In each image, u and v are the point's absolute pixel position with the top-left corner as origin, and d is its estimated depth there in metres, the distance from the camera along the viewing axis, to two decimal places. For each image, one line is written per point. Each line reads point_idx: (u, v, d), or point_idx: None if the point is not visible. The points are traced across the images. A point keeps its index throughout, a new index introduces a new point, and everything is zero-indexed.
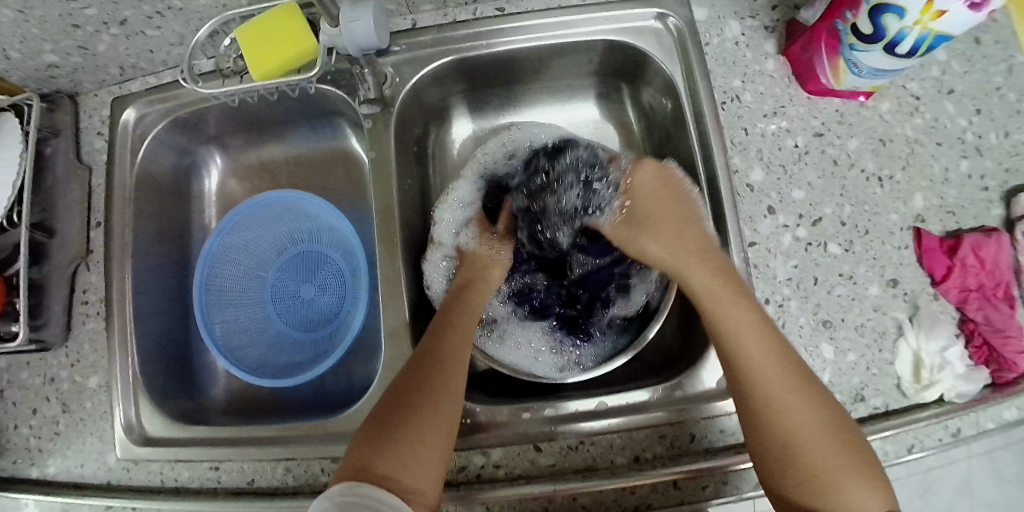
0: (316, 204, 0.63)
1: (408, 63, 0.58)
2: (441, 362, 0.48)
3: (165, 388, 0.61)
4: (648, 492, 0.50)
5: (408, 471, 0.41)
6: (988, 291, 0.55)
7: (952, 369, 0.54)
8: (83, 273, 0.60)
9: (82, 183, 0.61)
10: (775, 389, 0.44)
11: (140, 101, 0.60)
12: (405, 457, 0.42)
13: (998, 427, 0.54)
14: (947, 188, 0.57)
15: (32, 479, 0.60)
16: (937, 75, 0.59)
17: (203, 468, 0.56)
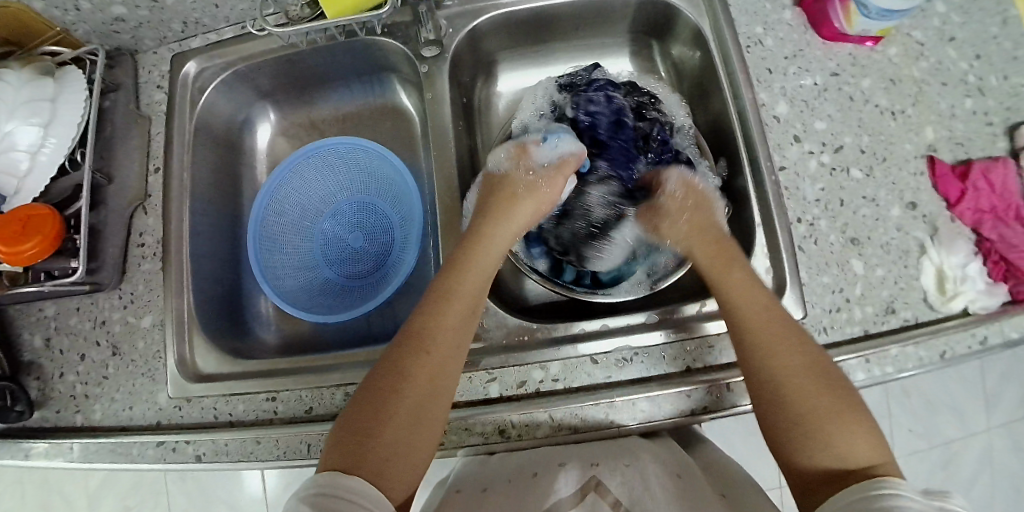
0: (370, 153, 0.67)
1: (459, 17, 0.62)
2: (424, 349, 0.47)
3: (216, 328, 0.62)
4: (703, 396, 0.52)
5: (389, 459, 0.42)
6: (1000, 212, 0.59)
7: (974, 281, 0.57)
8: (139, 217, 0.62)
9: (141, 132, 0.63)
10: (790, 383, 0.45)
11: (202, 56, 0.64)
12: (389, 457, 0.42)
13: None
14: (954, 123, 0.61)
15: (75, 427, 0.58)
16: (938, 25, 0.63)
17: (257, 401, 0.56)
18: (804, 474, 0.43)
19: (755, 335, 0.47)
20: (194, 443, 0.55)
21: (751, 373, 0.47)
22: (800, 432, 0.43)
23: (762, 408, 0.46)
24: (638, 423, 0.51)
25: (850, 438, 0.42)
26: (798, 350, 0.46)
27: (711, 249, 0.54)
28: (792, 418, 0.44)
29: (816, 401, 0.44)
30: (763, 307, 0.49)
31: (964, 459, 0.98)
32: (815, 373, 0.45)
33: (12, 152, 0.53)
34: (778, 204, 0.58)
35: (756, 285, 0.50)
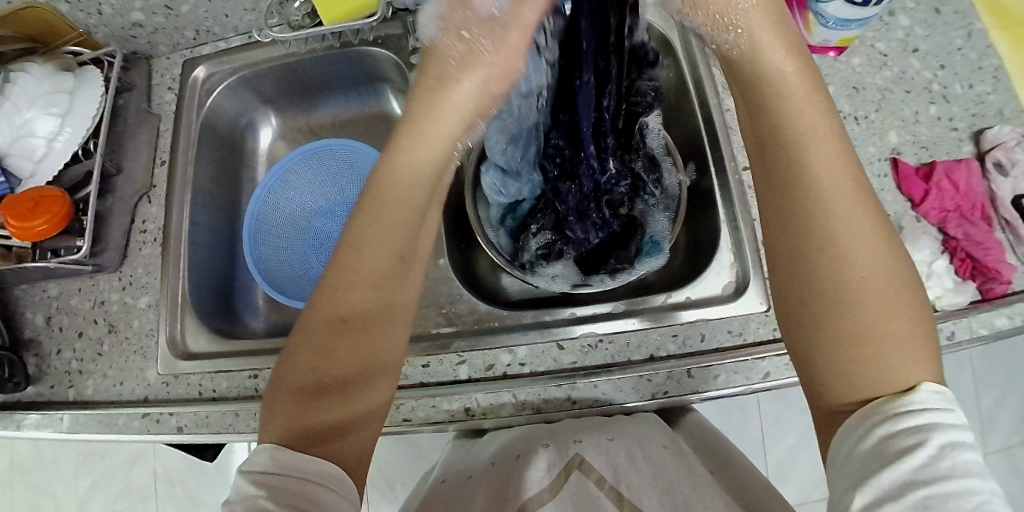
0: (361, 154, 0.71)
1: None
2: (365, 298, 0.40)
3: (208, 312, 0.66)
4: (665, 380, 0.53)
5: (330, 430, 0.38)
6: (965, 211, 0.61)
7: (940, 278, 0.58)
8: (144, 205, 0.66)
9: (150, 128, 0.68)
10: (861, 277, 0.36)
11: (211, 62, 0.70)
12: (353, 423, 0.39)
13: (991, 334, 0.57)
14: (918, 127, 0.63)
15: (67, 401, 0.61)
16: (901, 37, 0.66)
17: (240, 378, 0.59)
18: (833, 396, 0.37)
19: (831, 221, 0.37)
20: (176, 415, 0.58)
21: (813, 260, 0.38)
22: (848, 342, 0.36)
23: (812, 307, 0.38)
24: (599, 405, 0.53)
25: (908, 360, 0.35)
26: (874, 245, 0.37)
27: (808, 103, 0.39)
28: (853, 329, 0.36)
29: (881, 310, 0.36)
30: (846, 181, 0.38)
31: None
32: (886, 272, 0.37)
33: (29, 138, 0.58)
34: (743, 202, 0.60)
35: (848, 158, 0.39)
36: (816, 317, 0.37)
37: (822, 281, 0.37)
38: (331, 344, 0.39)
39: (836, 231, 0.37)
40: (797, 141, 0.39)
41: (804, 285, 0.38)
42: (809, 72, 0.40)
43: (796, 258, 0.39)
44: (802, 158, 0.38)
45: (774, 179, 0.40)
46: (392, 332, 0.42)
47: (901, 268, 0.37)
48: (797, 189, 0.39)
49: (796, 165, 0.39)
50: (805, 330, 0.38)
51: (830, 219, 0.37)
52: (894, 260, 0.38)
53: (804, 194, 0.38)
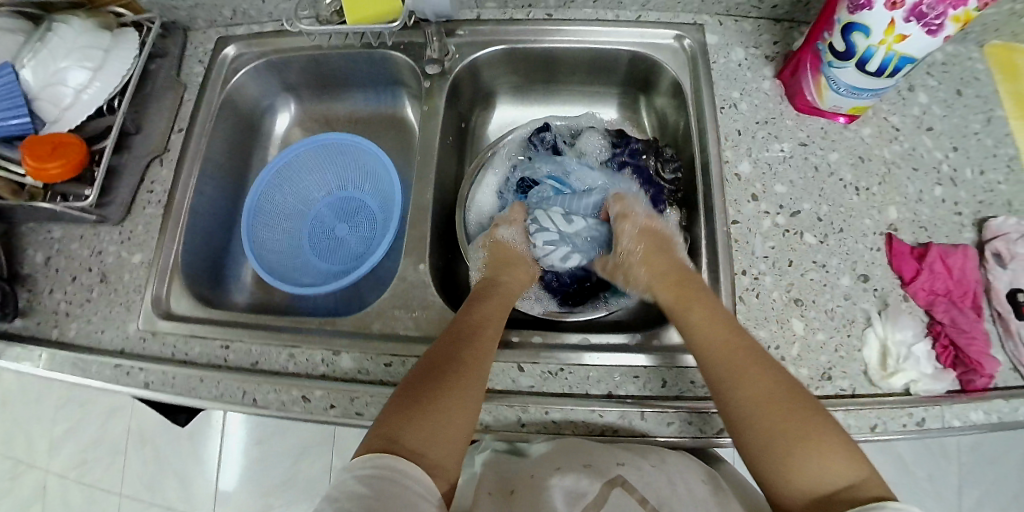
0: (369, 154, 0.75)
1: (467, 45, 0.70)
2: (457, 343, 0.52)
3: (196, 278, 0.68)
4: (615, 419, 0.53)
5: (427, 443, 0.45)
6: (955, 297, 0.59)
7: (918, 363, 0.57)
8: (155, 167, 0.70)
9: (176, 94, 0.71)
10: (766, 399, 0.47)
11: (242, 43, 0.74)
12: (435, 421, 0.46)
13: (964, 426, 0.55)
14: (920, 207, 0.63)
15: (49, 339, 0.63)
16: (917, 113, 0.67)
17: (212, 346, 0.61)
18: (788, 500, 0.44)
19: (729, 365, 0.50)
20: (145, 371, 0.59)
21: (726, 403, 0.48)
22: (775, 455, 0.45)
23: (746, 439, 0.47)
24: (547, 434, 0.53)
25: (830, 459, 0.44)
26: (762, 378, 0.48)
27: (686, 294, 0.56)
28: (772, 435, 0.46)
29: (791, 427, 0.45)
30: (727, 335, 0.51)
31: None
32: (786, 396, 0.47)
33: (58, 86, 0.61)
34: (725, 254, 0.60)
35: (723, 320, 0.53)
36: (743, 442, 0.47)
37: (745, 416, 0.47)
38: (441, 387, 0.48)
39: (734, 372, 0.49)
40: (691, 327, 0.53)
41: (728, 420, 0.48)
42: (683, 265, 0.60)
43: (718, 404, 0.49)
44: (693, 332, 0.53)
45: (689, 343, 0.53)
46: (477, 373, 0.50)
47: (793, 390, 0.48)
48: (702, 358, 0.51)
49: (696, 342, 0.52)
50: (748, 457, 0.47)
51: (722, 388, 0.49)
52: (791, 386, 0.48)
53: (706, 354, 0.51)
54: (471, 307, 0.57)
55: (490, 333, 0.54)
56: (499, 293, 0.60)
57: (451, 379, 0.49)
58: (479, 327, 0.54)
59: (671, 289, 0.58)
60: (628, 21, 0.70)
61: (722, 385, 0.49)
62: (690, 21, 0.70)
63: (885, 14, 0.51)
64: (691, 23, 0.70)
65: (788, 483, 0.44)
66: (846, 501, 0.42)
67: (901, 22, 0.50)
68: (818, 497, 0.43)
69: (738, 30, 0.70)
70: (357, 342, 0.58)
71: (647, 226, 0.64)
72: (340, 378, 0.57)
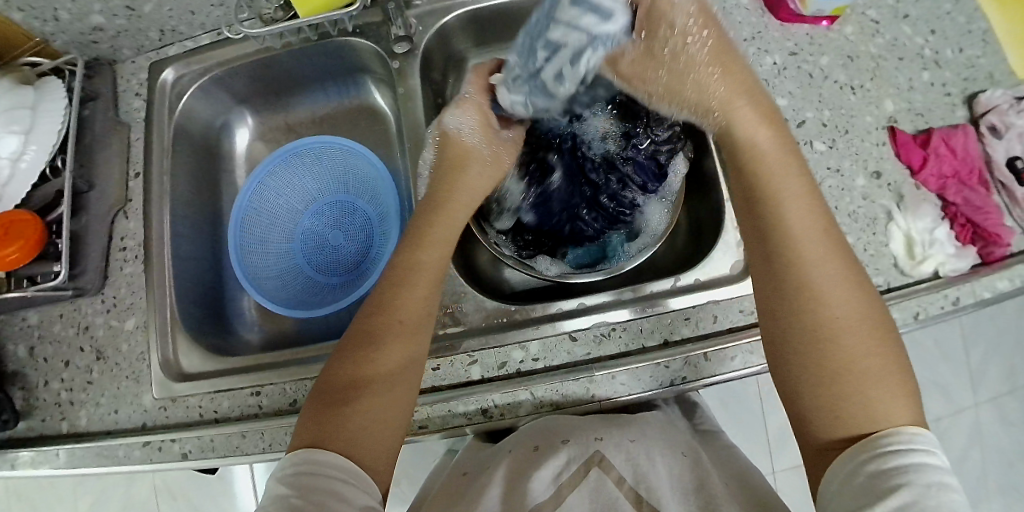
0: (348, 150, 0.68)
1: (429, 15, 0.64)
2: (383, 323, 0.47)
3: (199, 326, 0.63)
4: (682, 366, 0.52)
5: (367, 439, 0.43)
6: (963, 177, 0.61)
7: (942, 245, 0.58)
8: (121, 221, 0.63)
9: (121, 138, 0.64)
10: (848, 316, 0.43)
11: (179, 62, 0.65)
12: (358, 422, 0.43)
13: (992, 297, 0.58)
14: (913, 94, 0.64)
15: (63, 433, 0.60)
16: (892, 3, 0.67)
17: (242, 396, 0.56)
18: (819, 426, 0.43)
19: (808, 277, 0.44)
20: (179, 441, 0.56)
21: (809, 313, 0.43)
22: (838, 388, 0.42)
23: (808, 363, 0.43)
24: (619, 397, 0.52)
25: (894, 399, 0.41)
26: (848, 299, 0.44)
27: (787, 168, 0.48)
28: (849, 361, 0.42)
29: (868, 359, 0.42)
30: (822, 229, 0.46)
31: (954, 430, 1.02)
32: (864, 317, 0.43)
33: None
34: None
35: (824, 233, 0.46)
36: (801, 371, 0.44)
37: (813, 332, 0.43)
38: (369, 360, 0.45)
39: (823, 275, 0.44)
40: (785, 222, 0.46)
41: (802, 334, 0.44)
42: (791, 141, 0.50)
43: (784, 317, 0.45)
44: (784, 224, 0.46)
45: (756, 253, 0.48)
46: (405, 350, 0.46)
47: (881, 317, 0.44)
48: (778, 265, 0.46)
49: (783, 249, 0.46)
50: (791, 377, 0.44)
51: (814, 288, 0.44)
52: (874, 314, 0.44)
53: (794, 256, 0.45)
54: (397, 268, 0.50)
55: (420, 290, 0.49)
56: (459, 201, 0.56)
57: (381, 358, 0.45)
58: (405, 282, 0.49)
59: (753, 165, 0.49)
60: None
61: (808, 287, 0.44)
62: None
63: None
64: None
65: (840, 408, 0.42)
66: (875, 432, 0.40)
67: None
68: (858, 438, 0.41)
69: None
70: None
71: (716, 43, 0.52)
72: None
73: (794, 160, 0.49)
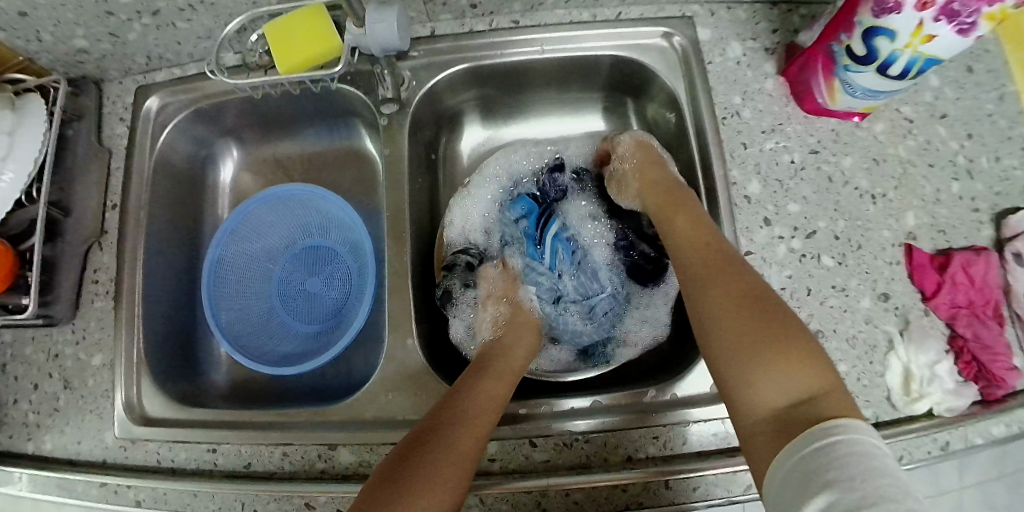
0: (329, 200, 0.65)
1: (424, 68, 0.60)
2: (449, 411, 0.46)
3: (166, 370, 0.62)
4: (641, 490, 0.50)
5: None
6: (978, 308, 0.57)
7: (942, 383, 0.55)
8: (95, 252, 0.62)
9: (100, 165, 0.62)
10: (728, 300, 0.45)
11: (164, 91, 0.62)
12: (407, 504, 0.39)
13: (987, 442, 0.55)
14: (938, 208, 0.59)
15: (28, 454, 0.60)
16: (929, 100, 0.62)
17: (199, 450, 0.57)
18: (755, 399, 0.40)
19: (696, 276, 0.48)
20: (134, 488, 0.56)
21: (704, 321, 0.46)
22: (743, 357, 0.41)
23: (720, 365, 0.43)
24: None
25: (790, 367, 0.39)
26: (736, 280, 0.46)
27: (676, 207, 0.54)
28: (736, 356, 0.42)
29: (748, 332, 0.42)
30: (706, 240, 0.50)
31: None
32: (736, 303, 0.44)
33: None
34: None
35: (711, 244, 0.49)
36: (717, 375, 0.44)
37: (729, 329, 0.43)
38: (442, 435, 0.43)
39: (705, 284, 0.47)
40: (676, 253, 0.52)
41: (711, 344, 0.44)
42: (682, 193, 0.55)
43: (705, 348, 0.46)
44: (676, 248, 0.52)
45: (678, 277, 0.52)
46: (467, 448, 0.44)
47: (781, 313, 0.43)
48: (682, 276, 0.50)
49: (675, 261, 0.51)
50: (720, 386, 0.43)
51: (699, 306, 0.47)
52: (759, 292, 0.44)
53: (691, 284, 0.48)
54: (469, 376, 0.50)
55: (498, 389, 0.50)
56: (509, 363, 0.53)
57: (448, 433, 0.44)
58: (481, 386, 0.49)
59: (660, 200, 0.56)
60: (608, 20, 0.61)
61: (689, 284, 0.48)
62: (678, 14, 0.62)
63: (913, 16, 0.44)
64: (680, 17, 0.62)
65: (745, 392, 0.41)
66: (805, 419, 0.36)
67: (931, 23, 0.44)
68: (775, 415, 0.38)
69: (732, 20, 0.62)
70: (352, 434, 0.53)
71: (639, 142, 0.62)
72: (342, 472, 0.53)
73: (678, 200, 0.55)
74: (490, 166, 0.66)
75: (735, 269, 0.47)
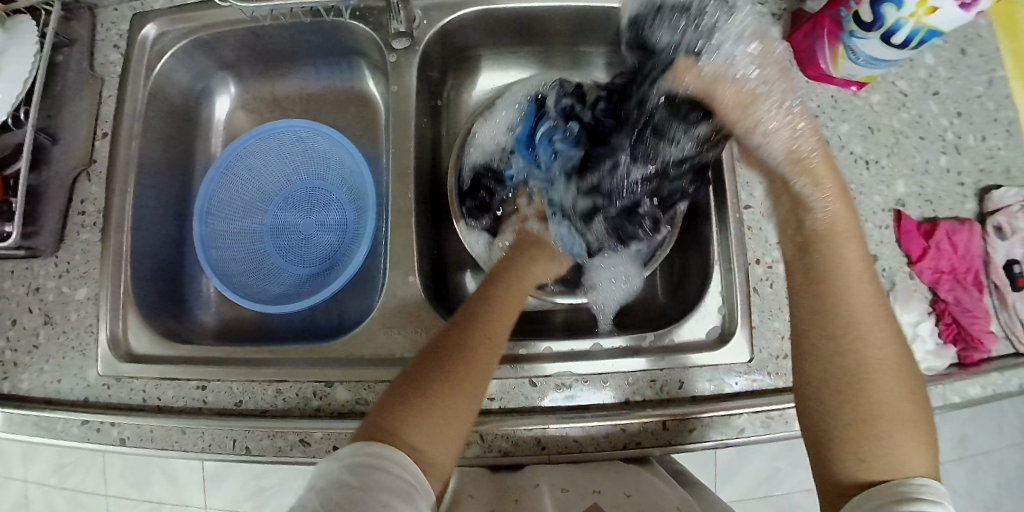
0: (330, 139, 0.64)
1: (437, 8, 0.59)
2: (486, 335, 0.45)
3: (153, 308, 0.60)
4: (638, 431, 0.51)
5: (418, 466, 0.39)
6: (959, 275, 0.60)
7: (923, 342, 0.58)
8: (83, 183, 0.59)
9: (92, 93, 0.60)
10: (888, 368, 0.39)
11: (163, 19, 0.60)
12: (428, 430, 0.40)
13: (962, 402, 0.57)
14: (926, 179, 0.62)
15: (1, 394, 0.57)
16: (924, 76, 0.64)
17: (188, 388, 0.55)
18: (847, 460, 0.37)
19: (875, 318, 0.40)
20: (118, 425, 0.54)
21: (846, 345, 0.39)
22: (872, 427, 0.37)
23: (834, 394, 0.39)
24: (569, 452, 0.51)
25: (914, 445, 0.37)
26: (892, 342, 0.40)
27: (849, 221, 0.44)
28: (867, 415, 0.38)
29: (899, 412, 0.38)
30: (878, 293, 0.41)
31: None
32: (905, 376, 0.39)
33: None
34: None
35: (881, 306, 0.41)
36: (819, 412, 0.40)
37: (847, 380, 0.39)
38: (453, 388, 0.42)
39: (869, 327, 0.40)
40: (842, 268, 0.42)
41: (836, 380, 0.39)
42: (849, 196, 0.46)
43: (812, 365, 0.41)
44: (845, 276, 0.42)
45: (797, 273, 0.44)
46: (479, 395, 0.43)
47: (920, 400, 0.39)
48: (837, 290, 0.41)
49: (826, 271, 0.42)
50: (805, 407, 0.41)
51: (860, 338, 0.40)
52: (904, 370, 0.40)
53: (831, 311, 0.41)
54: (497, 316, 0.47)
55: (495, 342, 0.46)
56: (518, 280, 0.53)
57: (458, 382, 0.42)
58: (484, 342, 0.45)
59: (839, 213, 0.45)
60: None
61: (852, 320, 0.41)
62: None
63: None
64: None
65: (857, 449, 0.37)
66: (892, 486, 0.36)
67: None
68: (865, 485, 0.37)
69: None
70: (352, 372, 0.53)
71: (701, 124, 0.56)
72: (336, 412, 0.52)
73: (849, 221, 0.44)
74: (517, 89, 0.66)
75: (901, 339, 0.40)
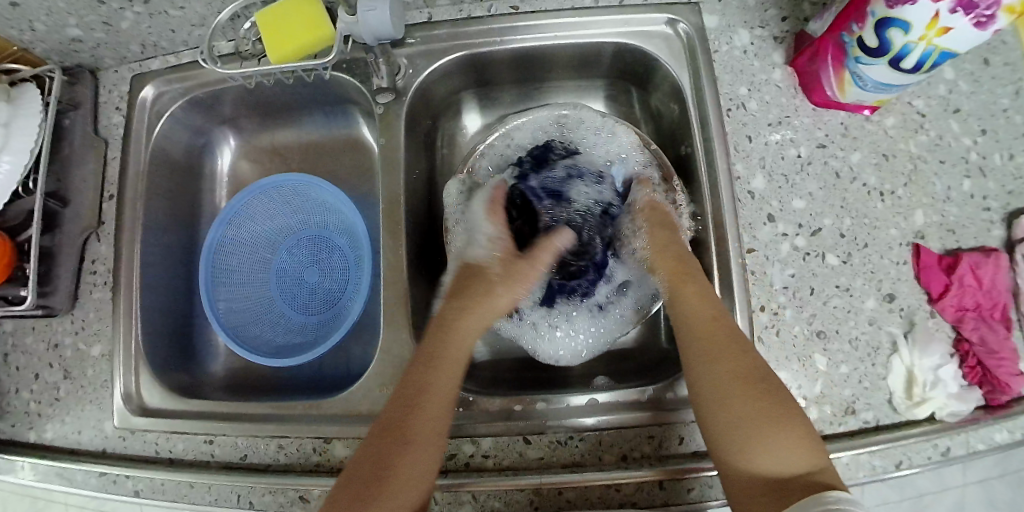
0: (326, 189, 0.65)
1: (420, 55, 0.60)
2: (416, 407, 0.46)
3: (164, 361, 0.63)
4: (634, 490, 0.50)
5: (402, 500, 0.43)
6: (984, 311, 0.55)
7: (945, 387, 0.53)
8: (93, 243, 0.62)
9: (97, 155, 0.62)
10: (725, 378, 0.45)
11: (160, 79, 0.62)
12: (387, 493, 0.42)
13: (989, 449, 0.53)
14: (949, 206, 0.57)
15: (28, 443, 0.60)
16: (943, 92, 0.60)
17: (196, 442, 0.57)
18: (731, 464, 0.43)
19: (701, 339, 0.47)
20: (133, 478, 0.57)
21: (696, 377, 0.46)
22: (735, 431, 0.43)
23: (710, 421, 0.44)
24: None
25: (788, 448, 0.42)
26: (732, 360, 0.46)
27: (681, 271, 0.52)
28: (719, 427, 0.44)
29: (753, 412, 0.43)
30: (706, 311, 0.49)
31: None
32: (749, 378, 0.45)
33: None
34: (743, 290, 0.55)
35: (710, 319, 0.48)
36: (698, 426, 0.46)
37: (706, 393, 0.45)
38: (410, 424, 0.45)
39: (704, 349, 0.47)
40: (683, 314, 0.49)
41: (703, 406, 0.45)
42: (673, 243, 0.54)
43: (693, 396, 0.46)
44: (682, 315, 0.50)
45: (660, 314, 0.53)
46: (439, 413, 0.46)
47: (775, 397, 0.44)
48: (679, 333, 0.50)
49: (677, 320, 0.50)
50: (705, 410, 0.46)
51: (697, 362, 0.47)
52: (754, 366, 0.46)
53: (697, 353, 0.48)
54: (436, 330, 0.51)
55: (449, 367, 0.49)
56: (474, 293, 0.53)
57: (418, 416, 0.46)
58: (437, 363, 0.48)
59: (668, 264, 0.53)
60: (609, 6, 0.60)
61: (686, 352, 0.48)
62: None
63: (928, 7, 0.42)
64: (685, 3, 0.60)
65: (736, 459, 0.43)
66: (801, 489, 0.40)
67: (946, 14, 0.42)
68: (767, 482, 0.41)
69: (740, 7, 0.60)
70: (349, 429, 0.54)
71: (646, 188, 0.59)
72: (336, 469, 0.53)
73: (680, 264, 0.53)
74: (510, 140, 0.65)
75: (732, 347, 0.46)
